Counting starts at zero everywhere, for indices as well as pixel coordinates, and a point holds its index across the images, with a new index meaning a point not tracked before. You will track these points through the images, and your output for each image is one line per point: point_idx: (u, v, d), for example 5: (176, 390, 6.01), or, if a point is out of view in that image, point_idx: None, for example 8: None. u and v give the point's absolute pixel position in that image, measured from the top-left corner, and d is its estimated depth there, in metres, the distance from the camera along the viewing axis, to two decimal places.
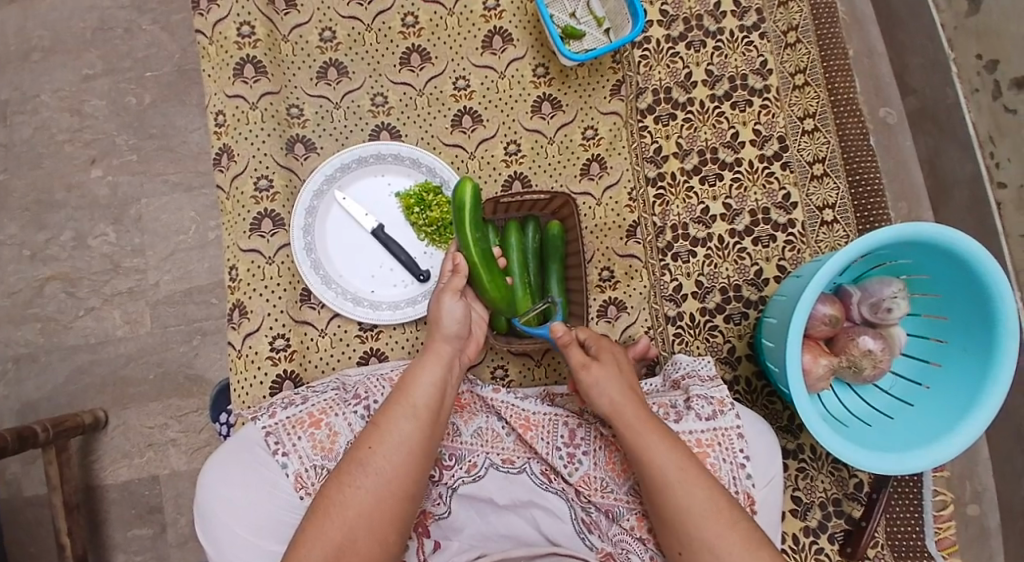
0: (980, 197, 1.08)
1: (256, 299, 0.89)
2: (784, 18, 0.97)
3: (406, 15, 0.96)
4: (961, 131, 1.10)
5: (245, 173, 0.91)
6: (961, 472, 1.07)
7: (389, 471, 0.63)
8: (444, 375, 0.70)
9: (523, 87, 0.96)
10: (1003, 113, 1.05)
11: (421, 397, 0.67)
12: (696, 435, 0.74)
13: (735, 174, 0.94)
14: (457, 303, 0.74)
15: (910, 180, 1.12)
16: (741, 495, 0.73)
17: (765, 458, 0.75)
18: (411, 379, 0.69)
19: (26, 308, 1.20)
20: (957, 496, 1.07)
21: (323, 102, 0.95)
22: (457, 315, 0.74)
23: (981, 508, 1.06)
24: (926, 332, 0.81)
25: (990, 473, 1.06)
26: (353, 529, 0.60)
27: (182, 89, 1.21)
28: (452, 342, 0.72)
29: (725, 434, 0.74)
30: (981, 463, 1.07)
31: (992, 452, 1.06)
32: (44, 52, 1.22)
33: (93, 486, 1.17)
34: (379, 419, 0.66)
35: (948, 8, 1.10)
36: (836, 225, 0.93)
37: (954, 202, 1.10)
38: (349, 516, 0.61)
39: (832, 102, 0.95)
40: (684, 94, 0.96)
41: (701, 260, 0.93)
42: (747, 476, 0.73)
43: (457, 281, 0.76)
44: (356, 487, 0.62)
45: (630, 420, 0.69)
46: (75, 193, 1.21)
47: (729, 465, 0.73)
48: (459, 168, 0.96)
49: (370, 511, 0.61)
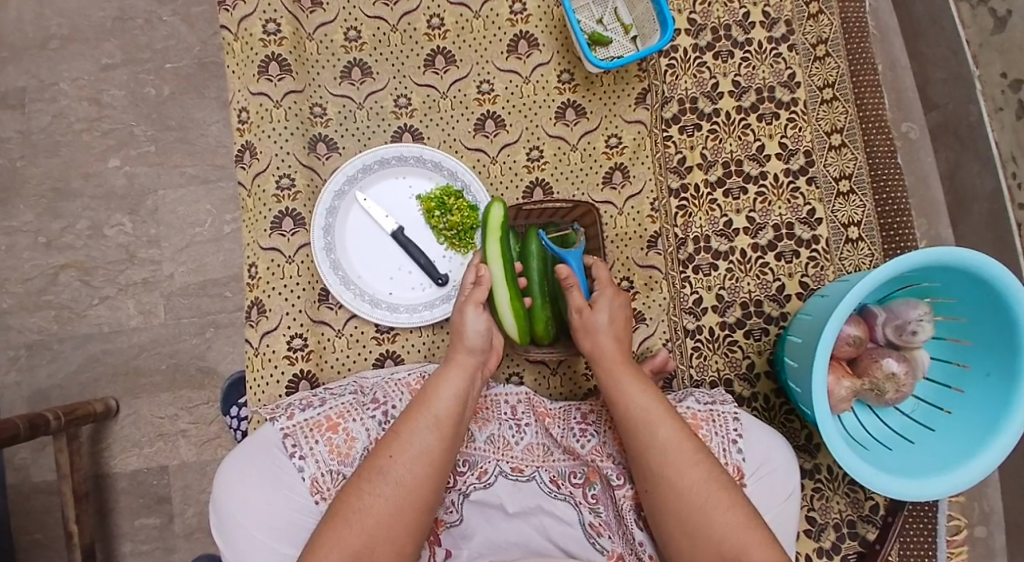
0: (998, 213, 1.07)
1: (275, 297, 0.89)
2: (815, 31, 0.96)
3: (432, 16, 0.96)
4: (983, 146, 1.08)
5: (265, 173, 0.91)
6: (970, 492, 1.06)
7: (409, 480, 0.63)
8: (466, 387, 0.70)
9: (547, 93, 0.96)
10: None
11: (442, 408, 0.68)
12: (693, 411, 0.77)
13: (759, 188, 0.93)
14: (479, 317, 0.75)
15: (930, 196, 1.11)
16: (729, 467, 0.74)
17: (761, 440, 0.75)
18: (434, 389, 0.69)
19: (39, 295, 1.20)
20: (965, 515, 1.06)
21: (346, 102, 0.95)
22: (480, 328, 0.75)
23: (988, 528, 1.05)
24: (949, 356, 0.80)
25: (1000, 495, 1.05)
26: (372, 537, 0.60)
27: (202, 81, 1.20)
28: (476, 354, 0.74)
29: (721, 415, 0.76)
30: (990, 484, 1.06)
31: (1002, 473, 1.05)
32: (64, 40, 1.22)
33: (102, 475, 1.17)
34: (399, 428, 0.66)
35: (973, 23, 1.08)
36: (860, 244, 0.92)
37: (974, 220, 1.09)
38: (368, 524, 0.61)
39: (860, 118, 0.94)
40: (710, 105, 0.95)
41: (722, 274, 0.93)
42: (737, 449, 0.74)
43: (479, 293, 0.77)
44: (377, 496, 0.62)
45: (608, 363, 0.74)
46: (92, 182, 1.21)
47: (720, 438, 0.75)
48: (481, 173, 0.95)
49: (388, 519, 0.61)
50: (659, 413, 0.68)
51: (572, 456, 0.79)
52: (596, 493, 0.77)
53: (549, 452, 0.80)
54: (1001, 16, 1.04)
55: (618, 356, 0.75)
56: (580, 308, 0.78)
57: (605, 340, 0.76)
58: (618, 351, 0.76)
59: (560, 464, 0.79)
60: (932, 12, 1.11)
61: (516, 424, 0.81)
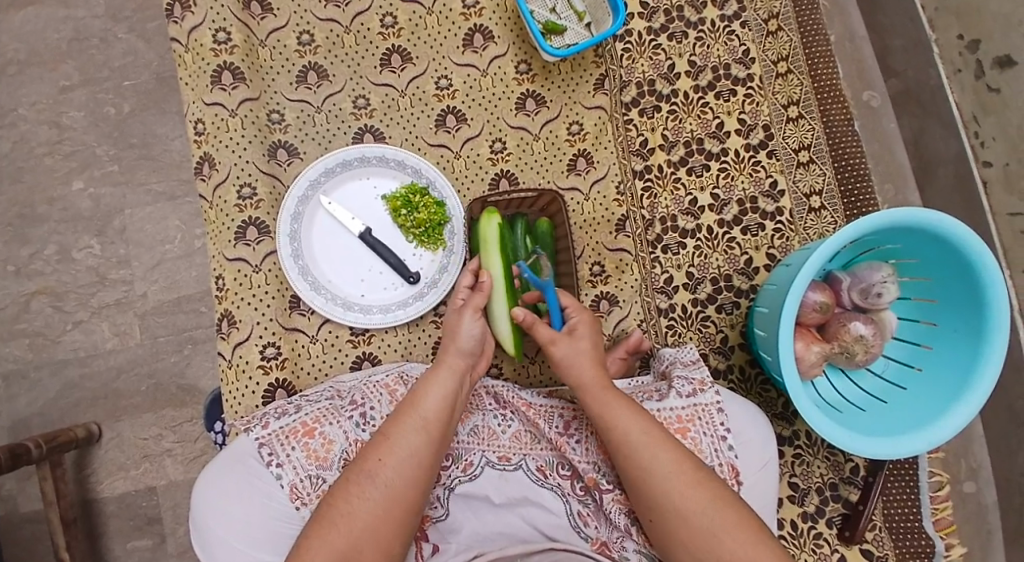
0: (965, 174, 1.09)
1: (244, 307, 0.89)
2: (765, 6, 0.97)
3: (385, 16, 0.95)
4: (943, 109, 1.09)
5: (227, 183, 0.90)
6: (955, 450, 1.08)
7: (397, 481, 0.63)
8: (453, 386, 0.71)
9: (506, 84, 0.96)
10: (985, 92, 1.05)
11: (431, 408, 0.68)
12: (676, 412, 0.75)
13: (721, 164, 0.94)
14: (476, 322, 0.77)
15: (895, 161, 1.12)
16: (723, 467, 0.73)
17: (746, 428, 0.76)
18: (422, 390, 0.70)
19: (13, 324, 1.19)
20: (952, 473, 1.07)
21: (305, 107, 0.94)
22: (475, 335, 0.76)
23: (976, 485, 1.07)
24: (916, 316, 0.82)
25: (985, 452, 1.07)
26: (359, 538, 0.60)
27: (161, 96, 1.19)
28: (466, 356, 0.75)
29: (705, 409, 0.75)
30: (975, 440, 1.07)
31: (985, 429, 1.07)
32: (19, 65, 1.20)
33: (90, 501, 1.16)
34: (388, 430, 0.66)
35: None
36: (824, 212, 0.94)
37: (940, 182, 1.10)
38: (355, 526, 0.60)
39: (816, 89, 0.95)
40: (668, 86, 0.96)
41: (690, 252, 0.94)
42: (728, 447, 0.74)
43: (479, 298, 0.79)
44: (365, 498, 0.62)
45: (593, 387, 0.73)
46: (58, 206, 1.19)
47: (710, 438, 0.74)
48: (445, 168, 0.95)
49: (375, 521, 0.61)
50: (670, 469, 0.66)
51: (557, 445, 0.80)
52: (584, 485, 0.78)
53: (534, 440, 0.81)
54: None
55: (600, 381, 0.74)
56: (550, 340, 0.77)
57: (583, 368, 0.75)
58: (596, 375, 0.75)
59: (546, 453, 0.79)
60: None
61: (502, 414, 0.83)
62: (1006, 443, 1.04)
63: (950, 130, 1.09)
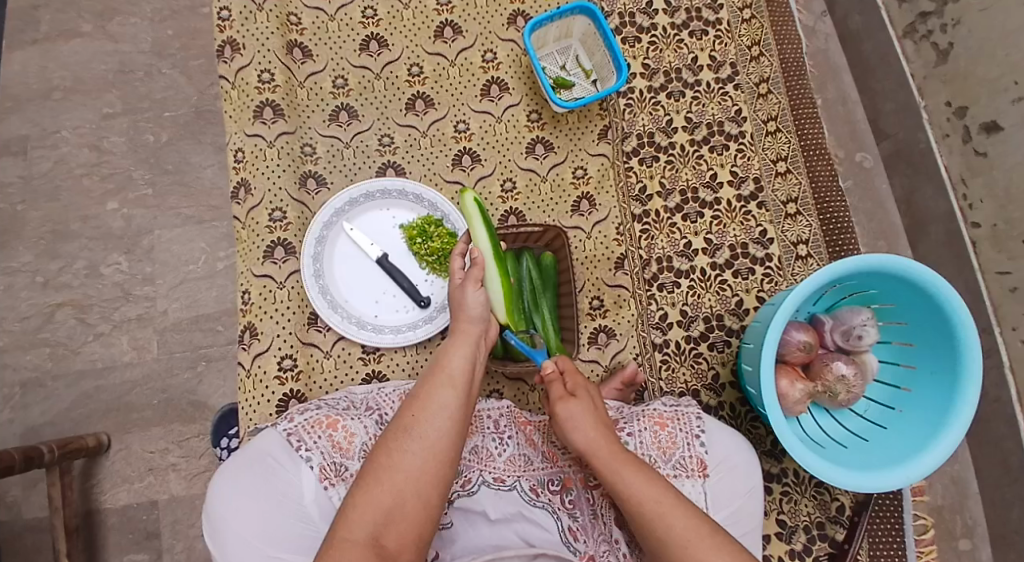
0: (955, 233, 1.14)
1: (267, 321, 0.95)
2: (757, 71, 1.06)
3: (412, 66, 1.05)
4: (935, 171, 1.16)
5: (260, 206, 0.98)
6: (953, 505, 1.12)
7: (434, 435, 0.64)
8: (474, 349, 0.73)
9: (517, 130, 1.05)
10: (974, 155, 1.11)
11: (456, 368, 0.70)
12: (660, 411, 0.82)
13: (714, 213, 1.02)
14: (478, 291, 0.79)
15: (890, 223, 1.22)
16: (693, 459, 0.78)
17: (722, 437, 0.81)
18: (445, 354, 0.72)
19: (35, 334, 1.24)
20: (948, 528, 1.12)
21: (335, 142, 1.03)
22: (480, 301, 0.78)
23: (972, 541, 1.11)
24: (896, 359, 0.88)
25: (980, 507, 1.11)
26: (402, 493, 0.61)
27: (198, 128, 1.29)
28: (478, 322, 0.77)
29: (685, 414, 0.82)
30: (971, 496, 1.12)
31: (981, 486, 1.12)
32: (65, 91, 1.30)
33: (92, 511, 1.19)
34: (419, 391, 0.69)
35: (917, 57, 1.17)
36: (810, 259, 1.01)
37: (932, 240, 1.18)
38: (398, 481, 0.61)
39: (802, 147, 1.04)
40: (666, 139, 1.04)
41: (684, 291, 1.00)
42: (700, 443, 0.79)
43: (478, 272, 0.81)
44: (405, 452, 0.63)
45: (606, 450, 0.72)
46: (91, 224, 1.27)
47: (684, 433, 0.80)
48: (459, 204, 1.03)
49: (417, 475, 0.62)
50: (699, 531, 0.64)
51: (550, 465, 0.85)
52: (572, 500, 0.82)
53: (530, 463, 0.85)
54: (943, 49, 1.14)
55: (611, 444, 0.72)
56: (564, 398, 0.77)
57: (592, 430, 0.74)
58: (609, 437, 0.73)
59: (539, 473, 0.84)
60: (879, 48, 1.22)
61: (499, 437, 0.87)
62: (1003, 499, 1.08)
63: (941, 190, 1.15)
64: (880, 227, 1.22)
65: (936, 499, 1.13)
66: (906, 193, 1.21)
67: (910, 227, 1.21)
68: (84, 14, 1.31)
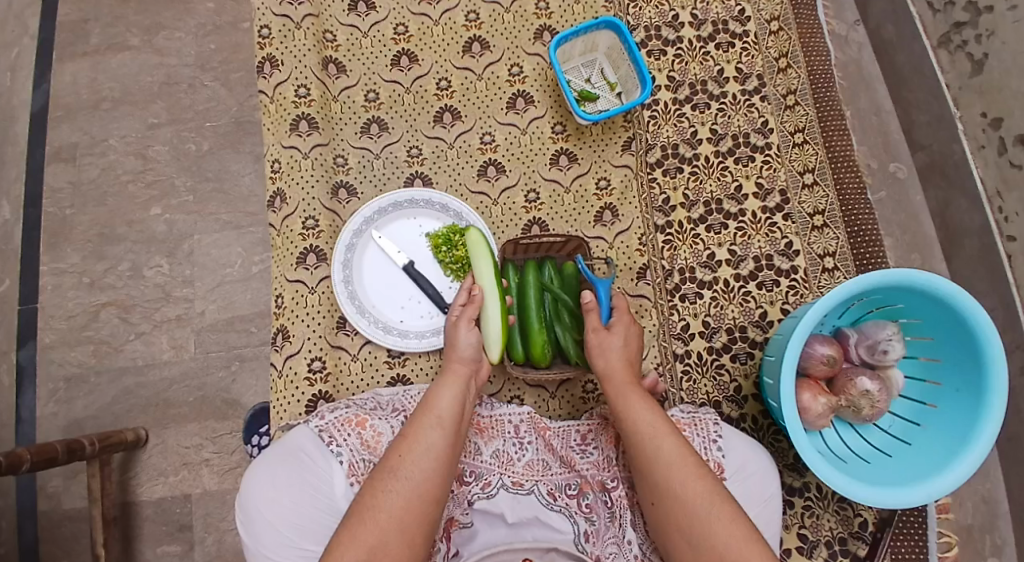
0: (990, 247, 1.12)
1: (299, 323, 1.00)
2: (784, 83, 1.07)
3: (440, 80, 1.08)
4: (970, 184, 1.15)
5: (294, 215, 1.03)
6: (982, 525, 1.10)
7: (417, 475, 0.68)
8: (462, 390, 0.78)
9: (542, 142, 1.07)
10: (1009, 167, 1.09)
11: (443, 409, 0.75)
12: (677, 416, 0.84)
13: (739, 224, 1.03)
14: (470, 333, 0.84)
15: (922, 231, 1.19)
16: (710, 463, 0.80)
17: (739, 444, 0.82)
18: (432, 396, 0.76)
19: (81, 331, 1.30)
20: (978, 550, 1.09)
21: (365, 153, 1.06)
22: (472, 343, 0.83)
23: None
24: (923, 375, 0.88)
25: (1011, 528, 1.09)
26: (386, 532, 0.64)
27: (237, 138, 1.34)
28: (468, 364, 0.82)
29: (702, 419, 0.83)
30: (1002, 517, 1.10)
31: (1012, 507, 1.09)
32: (113, 101, 1.36)
33: (129, 502, 1.25)
34: (406, 432, 0.72)
35: (953, 68, 1.17)
36: (836, 272, 1.01)
37: (966, 256, 1.15)
38: (382, 519, 0.65)
39: (830, 159, 1.04)
40: (690, 150, 1.05)
41: (707, 302, 1.01)
42: (717, 447, 0.81)
43: (469, 312, 0.85)
44: (388, 492, 0.66)
45: (622, 384, 0.81)
46: (136, 228, 1.33)
47: (701, 437, 0.81)
48: (484, 213, 1.05)
49: (400, 513, 0.65)
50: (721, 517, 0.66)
51: (568, 469, 0.86)
52: (589, 504, 0.84)
53: (547, 467, 0.87)
54: (978, 59, 1.13)
55: (629, 379, 0.81)
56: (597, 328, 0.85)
57: (617, 360, 0.83)
58: (627, 371, 0.82)
59: (557, 477, 0.86)
60: (912, 60, 1.21)
61: (519, 442, 0.89)
62: None
63: (975, 203, 1.14)
64: (911, 237, 1.19)
65: (965, 519, 1.11)
66: (939, 206, 1.19)
67: (943, 240, 1.18)
68: (133, 28, 1.38)
